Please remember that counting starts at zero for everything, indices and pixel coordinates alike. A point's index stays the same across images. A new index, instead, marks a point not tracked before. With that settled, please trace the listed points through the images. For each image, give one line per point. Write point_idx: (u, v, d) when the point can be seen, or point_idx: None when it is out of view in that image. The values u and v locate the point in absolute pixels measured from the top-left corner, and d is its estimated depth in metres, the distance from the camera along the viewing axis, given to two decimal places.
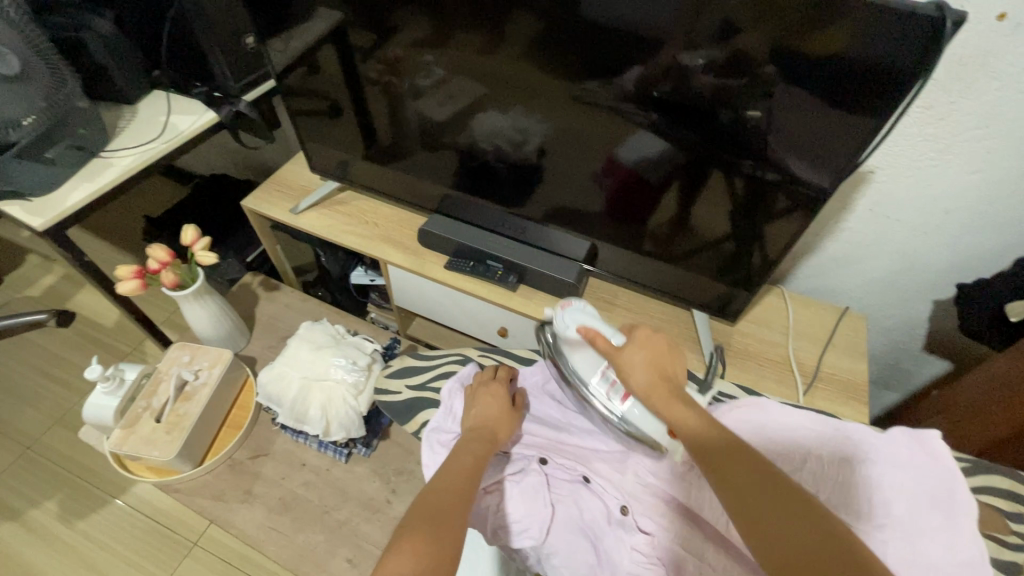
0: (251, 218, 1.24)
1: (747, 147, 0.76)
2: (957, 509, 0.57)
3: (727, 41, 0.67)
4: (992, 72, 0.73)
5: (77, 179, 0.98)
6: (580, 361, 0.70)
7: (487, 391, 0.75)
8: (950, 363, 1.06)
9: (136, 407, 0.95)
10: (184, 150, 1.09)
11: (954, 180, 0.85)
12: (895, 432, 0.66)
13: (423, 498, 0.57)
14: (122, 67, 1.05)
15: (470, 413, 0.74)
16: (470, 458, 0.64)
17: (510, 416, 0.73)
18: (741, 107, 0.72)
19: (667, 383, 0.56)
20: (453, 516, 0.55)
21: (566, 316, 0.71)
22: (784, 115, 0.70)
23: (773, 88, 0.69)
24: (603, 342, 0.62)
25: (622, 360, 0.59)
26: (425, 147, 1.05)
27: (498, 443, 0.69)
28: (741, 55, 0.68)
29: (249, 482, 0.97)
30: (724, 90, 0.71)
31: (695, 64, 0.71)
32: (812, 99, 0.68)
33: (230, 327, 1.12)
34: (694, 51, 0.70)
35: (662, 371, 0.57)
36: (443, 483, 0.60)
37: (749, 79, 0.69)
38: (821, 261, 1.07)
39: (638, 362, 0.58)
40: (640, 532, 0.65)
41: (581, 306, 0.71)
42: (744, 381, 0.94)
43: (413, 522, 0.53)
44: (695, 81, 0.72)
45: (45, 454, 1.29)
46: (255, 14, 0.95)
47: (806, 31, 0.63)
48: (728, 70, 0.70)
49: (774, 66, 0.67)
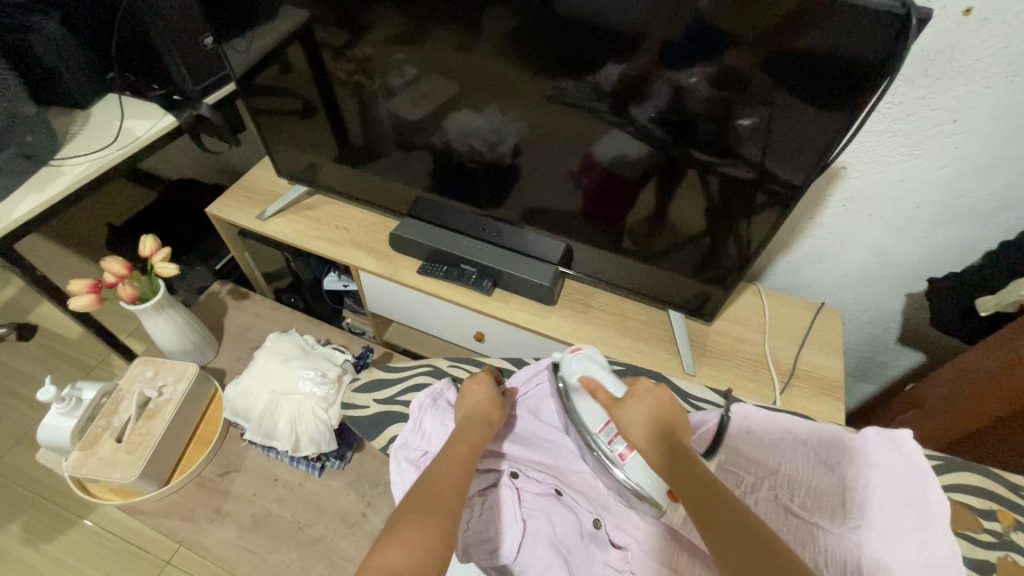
0: (216, 224, 1.20)
1: (722, 147, 0.75)
2: (930, 508, 0.56)
3: (718, 59, 0.67)
4: (958, 66, 0.73)
5: (26, 190, 0.93)
6: (586, 410, 0.68)
7: (472, 379, 0.76)
8: (924, 354, 1.07)
9: (95, 426, 0.92)
10: (141, 156, 1.05)
11: (923, 174, 0.85)
12: (867, 431, 0.63)
13: (417, 490, 0.56)
14: (72, 70, 1.00)
15: (462, 401, 0.74)
16: (463, 446, 0.64)
17: (500, 403, 0.74)
18: (733, 117, 0.71)
19: (665, 437, 0.56)
20: (445, 504, 0.55)
21: (573, 362, 0.69)
22: (778, 128, 0.70)
23: (769, 96, 0.67)
24: (603, 398, 0.62)
25: (621, 412, 0.59)
26: (398, 147, 1.02)
27: (493, 423, 0.70)
28: (731, 71, 0.67)
29: (219, 500, 0.94)
30: (721, 103, 0.71)
31: (691, 81, 0.70)
32: (798, 101, 0.67)
33: (197, 339, 1.09)
34: (688, 69, 0.69)
35: (662, 424, 0.57)
36: (436, 473, 0.59)
37: (743, 92, 0.68)
38: (797, 257, 1.06)
39: (638, 416, 0.58)
40: (613, 547, 0.68)
41: (589, 353, 0.69)
42: (721, 381, 0.94)
43: (408, 513, 0.53)
44: (693, 96, 0.71)
45: (6, 475, 1.24)
46: (214, 13, 0.91)
47: (791, 35, 0.62)
48: (722, 83, 0.69)
49: (766, 76, 0.66)
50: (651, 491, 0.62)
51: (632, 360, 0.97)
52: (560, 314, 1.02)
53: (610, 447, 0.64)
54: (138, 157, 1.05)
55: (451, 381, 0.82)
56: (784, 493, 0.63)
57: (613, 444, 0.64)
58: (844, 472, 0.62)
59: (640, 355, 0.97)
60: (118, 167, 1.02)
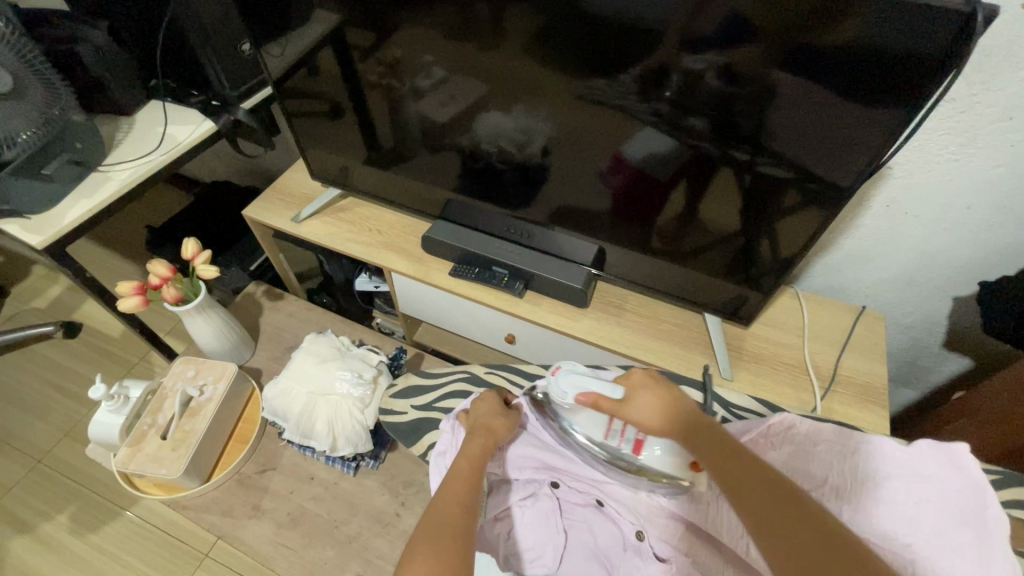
0: (253, 227, 1.22)
1: (746, 139, 0.73)
2: (988, 524, 0.53)
3: (728, 51, 0.66)
4: (1017, 61, 0.70)
5: (76, 195, 0.97)
6: (583, 421, 0.66)
7: (479, 399, 0.77)
8: (970, 359, 1.03)
9: (141, 424, 0.95)
10: (182, 160, 1.08)
11: (973, 176, 0.82)
12: (921, 444, 0.61)
13: (428, 517, 0.56)
14: (117, 78, 1.03)
15: (469, 416, 0.75)
16: (466, 462, 0.64)
17: (508, 416, 0.74)
18: (743, 111, 0.71)
19: (682, 421, 0.55)
20: (458, 528, 0.54)
21: (560, 381, 0.66)
22: (797, 119, 0.69)
23: (779, 85, 0.66)
24: (608, 406, 0.60)
25: (630, 408, 0.58)
26: (426, 149, 1.03)
27: (498, 435, 0.70)
28: (737, 65, 0.67)
29: (257, 497, 0.96)
30: (728, 97, 0.70)
31: (697, 67, 0.69)
32: (824, 92, 0.65)
33: (235, 340, 1.11)
34: (694, 54, 0.68)
35: (670, 405, 0.57)
36: (444, 496, 0.59)
37: (748, 84, 0.68)
38: (836, 258, 1.03)
39: (647, 405, 0.58)
40: (656, 560, 0.66)
41: (573, 368, 0.66)
42: (758, 386, 0.92)
43: (421, 538, 0.53)
44: (703, 86, 0.70)
45: (55, 467, 1.29)
46: (249, 19, 0.92)
47: (813, 26, 0.60)
48: (730, 77, 0.68)
49: (780, 69, 0.65)
50: (673, 471, 0.61)
51: (667, 363, 0.95)
52: (591, 317, 1.02)
53: (622, 444, 0.64)
54: (180, 162, 1.08)
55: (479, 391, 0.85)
56: (833, 506, 0.60)
57: (623, 442, 0.64)
58: (895, 487, 0.58)
59: (674, 358, 0.96)
60: (162, 172, 1.05)
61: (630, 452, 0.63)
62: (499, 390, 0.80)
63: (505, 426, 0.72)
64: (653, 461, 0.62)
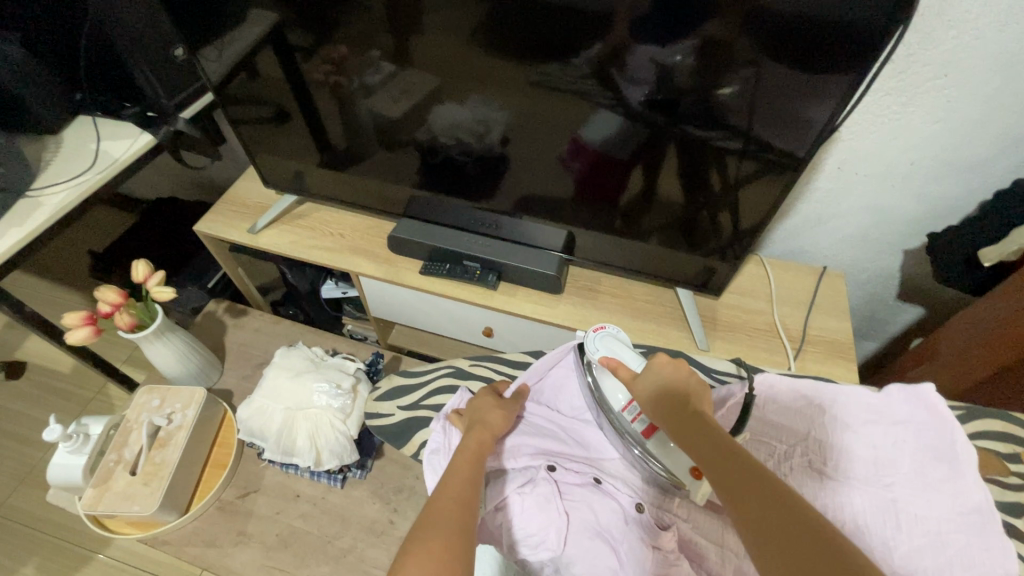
0: (206, 242, 1.16)
1: (715, 121, 0.74)
2: (958, 456, 0.56)
3: (699, 29, 0.66)
4: (948, 20, 0.73)
5: (6, 225, 0.90)
6: (608, 387, 0.66)
7: (477, 399, 0.78)
8: (923, 308, 1.10)
9: (107, 462, 0.90)
10: (121, 178, 1.01)
11: (915, 133, 0.86)
12: (890, 389, 0.63)
13: (428, 507, 0.55)
14: (37, 94, 0.95)
15: (463, 415, 0.76)
16: (464, 456, 0.65)
17: (506, 411, 0.75)
18: (711, 87, 0.71)
19: (679, 404, 0.52)
20: (463, 519, 0.54)
21: (595, 339, 0.65)
22: (763, 89, 0.69)
23: (754, 59, 0.66)
24: (625, 374, 0.60)
25: (639, 388, 0.57)
26: (382, 146, 0.99)
27: (494, 429, 0.72)
28: (714, 40, 0.66)
29: (242, 522, 0.93)
30: (705, 71, 0.70)
31: (674, 59, 0.70)
32: (777, 62, 0.66)
33: (201, 362, 1.06)
34: (671, 47, 0.68)
35: (672, 393, 0.53)
36: (444, 488, 0.58)
37: (727, 59, 0.68)
38: (794, 224, 1.07)
39: (652, 391, 0.55)
40: (659, 529, 0.66)
41: (612, 331, 0.65)
42: (734, 354, 0.94)
43: (416, 535, 0.51)
44: (679, 74, 0.71)
45: (12, 518, 1.20)
46: (178, 22, 0.86)
47: None
48: (710, 51, 0.68)
49: (746, 39, 0.65)
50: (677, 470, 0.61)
51: (645, 341, 0.97)
52: (568, 302, 1.02)
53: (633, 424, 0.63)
54: (119, 179, 1.01)
55: (466, 390, 0.84)
56: (819, 457, 0.61)
57: (637, 422, 0.62)
58: (872, 433, 0.61)
59: (651, 335, 0.97)
60: (101, 191, 0.99)
61: (641, 433, 0.62)
62: (489, 386, 0.82)
63: (500, 417, 0.74)
64: (658, 449, 0.62)
